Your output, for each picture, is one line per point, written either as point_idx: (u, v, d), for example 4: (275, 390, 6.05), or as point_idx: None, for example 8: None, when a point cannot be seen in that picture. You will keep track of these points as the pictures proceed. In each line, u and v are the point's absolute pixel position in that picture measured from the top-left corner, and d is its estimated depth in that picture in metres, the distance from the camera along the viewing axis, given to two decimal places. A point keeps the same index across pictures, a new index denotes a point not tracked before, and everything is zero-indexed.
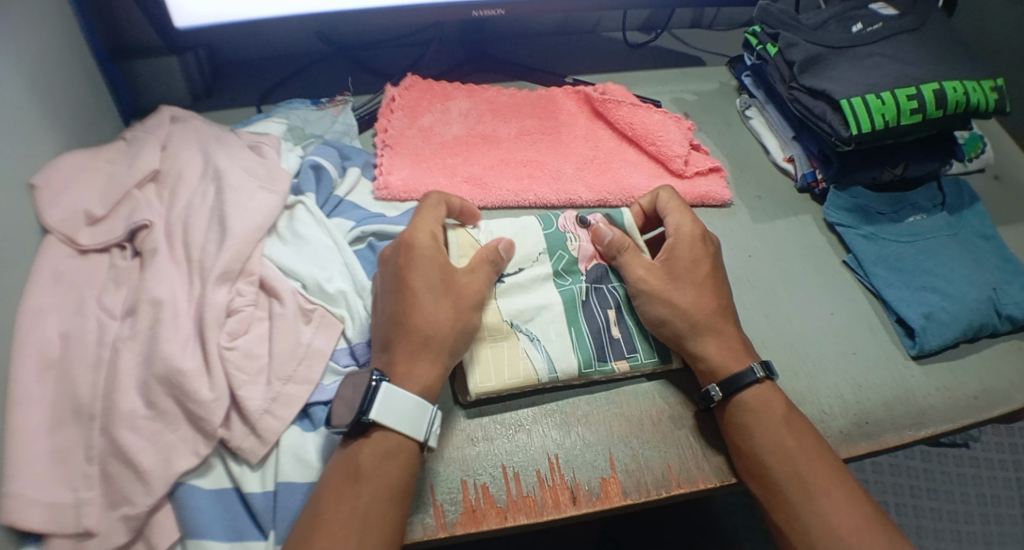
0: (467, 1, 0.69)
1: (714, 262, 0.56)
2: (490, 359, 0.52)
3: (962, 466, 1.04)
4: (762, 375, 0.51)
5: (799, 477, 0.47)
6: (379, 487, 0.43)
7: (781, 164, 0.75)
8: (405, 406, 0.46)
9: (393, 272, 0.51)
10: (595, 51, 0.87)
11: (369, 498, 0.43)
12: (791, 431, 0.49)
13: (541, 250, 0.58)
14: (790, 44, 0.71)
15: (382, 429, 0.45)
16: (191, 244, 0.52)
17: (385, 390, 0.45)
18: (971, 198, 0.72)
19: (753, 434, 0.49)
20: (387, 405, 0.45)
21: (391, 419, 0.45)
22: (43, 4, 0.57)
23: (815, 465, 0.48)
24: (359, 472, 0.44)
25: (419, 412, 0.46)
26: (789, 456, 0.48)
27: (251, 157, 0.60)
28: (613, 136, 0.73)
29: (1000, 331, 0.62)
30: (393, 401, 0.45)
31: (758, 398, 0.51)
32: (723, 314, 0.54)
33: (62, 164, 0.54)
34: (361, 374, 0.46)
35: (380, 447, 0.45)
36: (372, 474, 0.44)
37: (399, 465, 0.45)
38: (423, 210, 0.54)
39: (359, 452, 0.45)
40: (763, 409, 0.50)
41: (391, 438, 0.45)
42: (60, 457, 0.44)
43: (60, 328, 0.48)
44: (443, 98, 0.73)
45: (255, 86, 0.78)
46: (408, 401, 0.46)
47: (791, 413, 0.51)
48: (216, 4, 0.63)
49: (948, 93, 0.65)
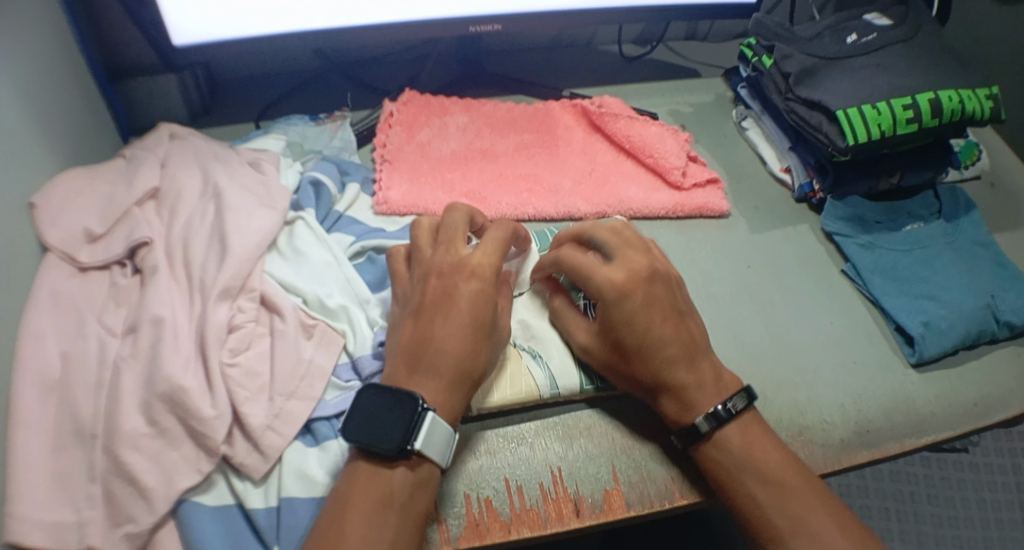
0: (463, 17, 0.70)
1: (653, 307, 0.49)
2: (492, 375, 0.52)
3: (962, 472, 1.04)
4: (707, 427, 0.48)
5: (763, 526, 0.45)
6: (408, 517, 0.43)
7: (778, 175, 0.75)
8: (442, 436, 0.45)
9: (419, 292, 0.50)
10: (590, 64, 0.88)
11: (396, 528, 0.42)
12: (754, 477, 0.47)
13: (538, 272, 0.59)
14: (785, 55, 0.72)
15: (421, 458, 0.44)
16: (191, 262, 0.53)
17: (430, 418, 0.44)
18: (967, 205, 0.72)
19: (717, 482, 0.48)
20: (429, 435, 0.44)
21: (430, 449, 0.44)
22: (43, 23, 0.57)
23: (781, 512, 0.45)
24: (386, 499, 0.43)
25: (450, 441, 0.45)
26: (752, 503, 0.46)
27: (250, 174, 0.60)
28: (611, 148, 0.73)
29: (999, 337, 0.63)
30: (434, 429, 0.44)
31: (715, 447, 0.48)
32: (680, 361, 0.49)
33: (61, 183, 0.55)
34: (403, 397, 0.44)
35: (413, 475, 0.44)
36: (401, 503, 0.43)
37: (427, 492, 0.44)
38: (488, 241, 0.51)
39: (389, 477, 0.43)
40: (721, 456, 0.48)
41: (424, 468, 0.44)
42: (61, 477, 0.44)
43: (61, 346, 0.48)
44: (441, 113, 0.73)
45: (253, 103, 0.79)
46: (445, 430, 0.45)
47: (761, 452, 0.48)
48: (214, 21, 0.63)
49: (944, 102, 0.66)
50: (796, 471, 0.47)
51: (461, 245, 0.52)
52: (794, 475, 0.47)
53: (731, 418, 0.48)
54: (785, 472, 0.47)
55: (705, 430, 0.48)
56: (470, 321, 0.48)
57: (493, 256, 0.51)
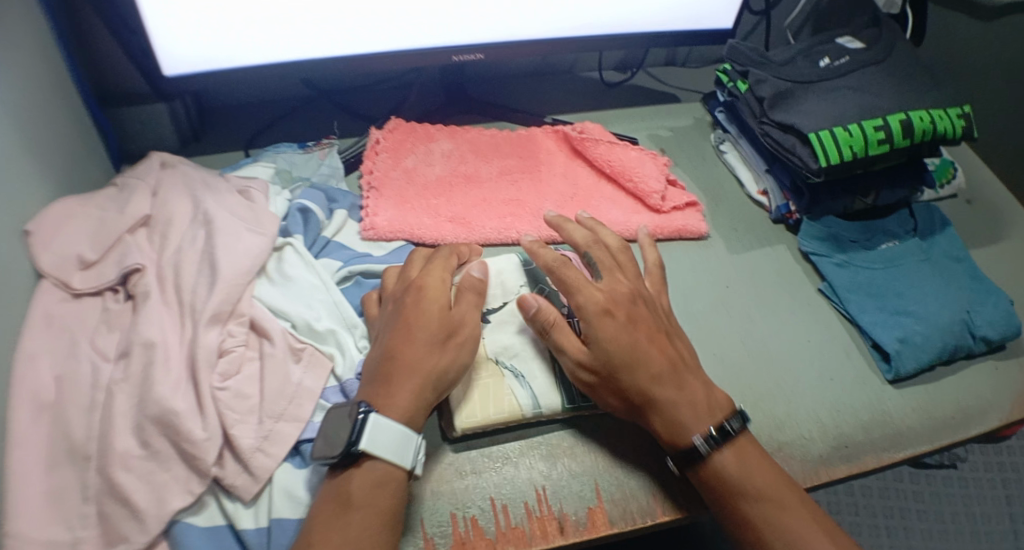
0: (448, 46, 0.72)
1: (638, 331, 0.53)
2: (475, 394, 0.53)
3: (950, 486, 1.05)
4: (706, 447, 0.49)
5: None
6: (370, 515, 0.44)
7: (755, 197, 0.78)
8: (392, 437, 0.46)
9: (387, 317, 0.53)
10: (573, 90, 0.90)
11: (359, 526, 0.43)
12: (751, 499, 0.48)
13: (523, 283, 0.61)
14: (760, 80, 0.75)
15: (371, 459, 0.46)
16: (182, 287, 0.54)
17: (372, 421, 0.46)
18: (942, 223, 0.74)
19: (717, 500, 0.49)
20: (374, 436, 0.46)
21: (380, 450, 0.46)
22: (37, 55, 0.59)
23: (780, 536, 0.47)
24: (349, 500, 0.45)
25: (406, 441, 0.47)
26: (752, 526, 0.47)
27: (240, 201, 0.62)
28: (592, 172, 0.75)
29: (975, 351, 0.64)
30: (380, 431, 0.46)
31: (712, 467, 0.49)
32: (671, 380, 0.51)
33: (54, 211, 0.56)
34: (347, 406, 0.47)
35: (369, 477, 0.46)
36: (363, 503, 0.44)
37: (390, 494, 0.45)
38: (436, 260, 0.56)
39: (348, 482, 0.45)
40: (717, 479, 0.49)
41: (382, 468, 0.46)
42: (54, 499, 0.45)
43: (54, 372, 0.49)
44: (426, 139, 0.75)
45: (243, 130, 0.81)
46: (396, 430, 0.46)
47: (754, 473, 0.49)
48: (203, 52, 0.65)
49: (915, 122, 0.68)
50: (791, 497, 0.48)
51: (415, 270, 0.56)
52: (785, 493, 0.48)
53: (727, 438, 0.50)
54: (777, 490, 0.48)
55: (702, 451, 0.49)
56: (419, 327, 0.51)
57: (444, 274, 0.55)
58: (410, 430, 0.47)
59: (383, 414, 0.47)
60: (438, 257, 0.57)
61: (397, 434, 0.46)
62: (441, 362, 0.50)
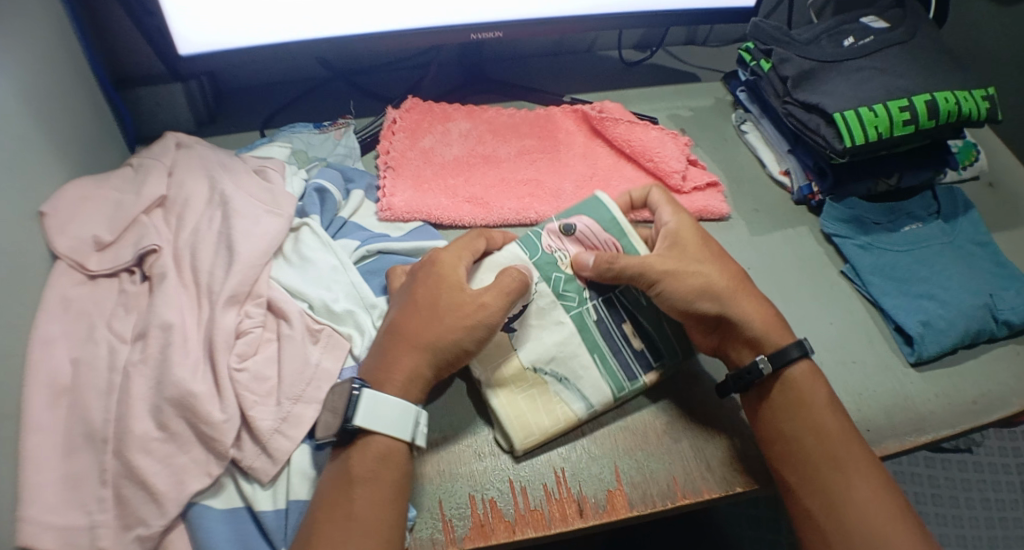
0: (465, 24, 0.71)
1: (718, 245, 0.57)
2: (524, 410, 0.52)
3: (965, 471, 1.04)
4: (798, 354, 0.52)
5: (832, 455, 0.49)
6: (376, 489, 0.44)
7: (778, 178, 0.76)
8: (388, 410, 0.47)
9: (400, 293, 0.53)
10: (591, 70, 0.89)
11: (366, 501, 0.44)
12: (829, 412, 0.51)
13: (537, 279, 0.56)
14: (783, 59, 0.73)
15: (370, 434, 0.46)
16: (198, 268, 0.53)
17: (367, 397, 0.46)
18: (966, 205, 0.72)
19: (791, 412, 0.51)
20: (371, 412, 0.46)
21: (378, 425, 0.46)
22: (50, 33, 0.59)
23: (847, 446, 0.49)
24: (353, 476, 0.45)
25: (406, 414, 0.47)
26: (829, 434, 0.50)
27: (257, 182, 0.61)
28: (611, 153, 0.74)
29: (998, 336, 0.63)
30: (376, 407, 0.46)
31: (798, 379, 0.52)
32: (747, 288, 0.55)
33: (69, 192, 0.56)
34: (342, 385, 0.47)
35: (371, 453, 0.46)
36: (367, 477, 0.45)
37: (393, 468, 0.46)
38: (458, 245, 0.54)
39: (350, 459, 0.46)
40: (798, 389, 0.52)
41: (382, 443, 0.46)
42: (73, 481, 0.45)
43: (71, 353, 0.49)
44: (443, 119, 0.74)
45: (257, 110, 0.80)
46: (395, 405, 0.47)
47: (825, 394, 0.52)
48: (217, 31, 0.64)
49: (940, 103, 0.66)
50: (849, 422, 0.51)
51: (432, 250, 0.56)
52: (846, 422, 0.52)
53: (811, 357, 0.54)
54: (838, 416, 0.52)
55: (795, 356, 0.52)
56: (426, 303, 0.50)
57: (467, 257, 0.54)
58: (409, 404, 0.47)
59: (379, 390, 0.47)
60: (467, 238, 0.55)
61: (391, 407, 0.47)
62: (448, 340, 0.49)
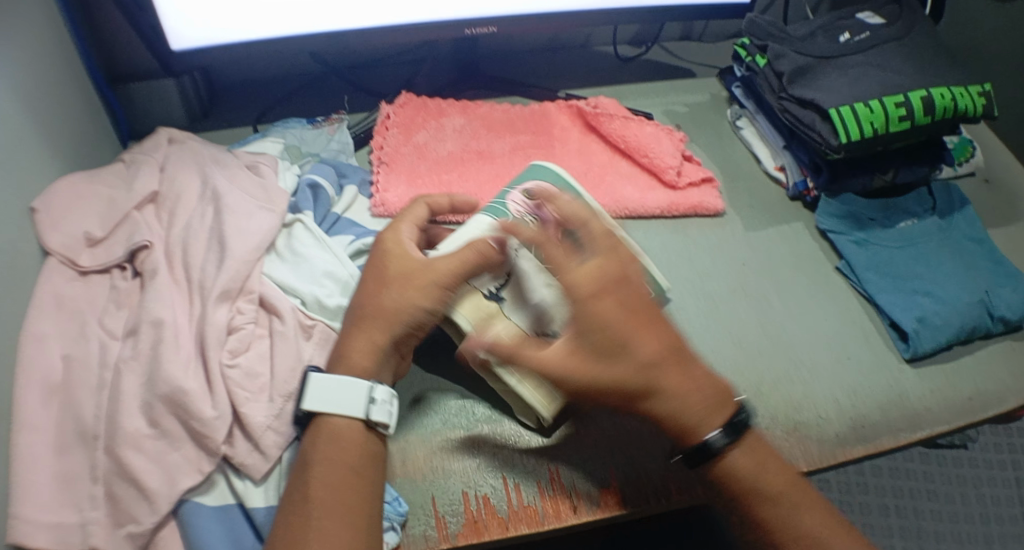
0: (459, 19, 0.70)
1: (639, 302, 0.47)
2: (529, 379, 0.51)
3: (961, 468, 1.04)
4: (721, 444, 0.46)
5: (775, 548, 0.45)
6: (327, 469, 0.44)
7: (773, 174, 0.76)
8: (336, 389, 0.47)
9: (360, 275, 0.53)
10: (586, 66, 0.88)
11: (317, 482, 0.44)
12: (765, 498, 0.46)
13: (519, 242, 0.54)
14: (778, 55, 0.73)
15: (323, 416, 0.47)
16: (190, 264, 0.53)
17: (314, 379, 0.47)
18: (961, 202, 0.72)
19: (739, 502, 0.46)
20: (320, 393, 0.47)
21: (327, 405, 0.46)
22: (42, 29, 0.58)
23: (794, 533, 0.45)
24: (308, 459, 0.45)
25: (356, 392, 0.47)
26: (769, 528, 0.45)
27: (249, 177, 0.61)
28: (606, 149, 0.74)
29: (994, 333, 0.63)
30: (325, 387, 0.47)
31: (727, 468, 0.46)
32: (670, 363, 0.46)
33: (60, 188, 0.55)
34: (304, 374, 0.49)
35: (328, 434, 0.46)
36: (321, 458, 0.45)
37: (348, 446, 0.45)
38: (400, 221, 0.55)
39: (311, 442, 0.46)
40: (732, 475, 0.46)
41: (336, 422, 0.46)
42: (64, 478, 0.45)
43: (62, 350, 0.49)
44: (437, 115, 0.74)
45: (251, 106, 0.79)
46: (341, 383, 0.47)
47: (767, 473, 0.46)
48: (208, 25, 0.63)
49: (936, 99, 0.66)
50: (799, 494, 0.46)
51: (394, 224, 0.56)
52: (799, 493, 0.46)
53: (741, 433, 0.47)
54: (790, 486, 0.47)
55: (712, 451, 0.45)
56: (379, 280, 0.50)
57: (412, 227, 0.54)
58: (349, 379, 0.47)
59: (327, 373, 0.48)
60: (410, 208, 0.56)
61: (331, 390, 0.46)
62: (399, 304, 0.48)
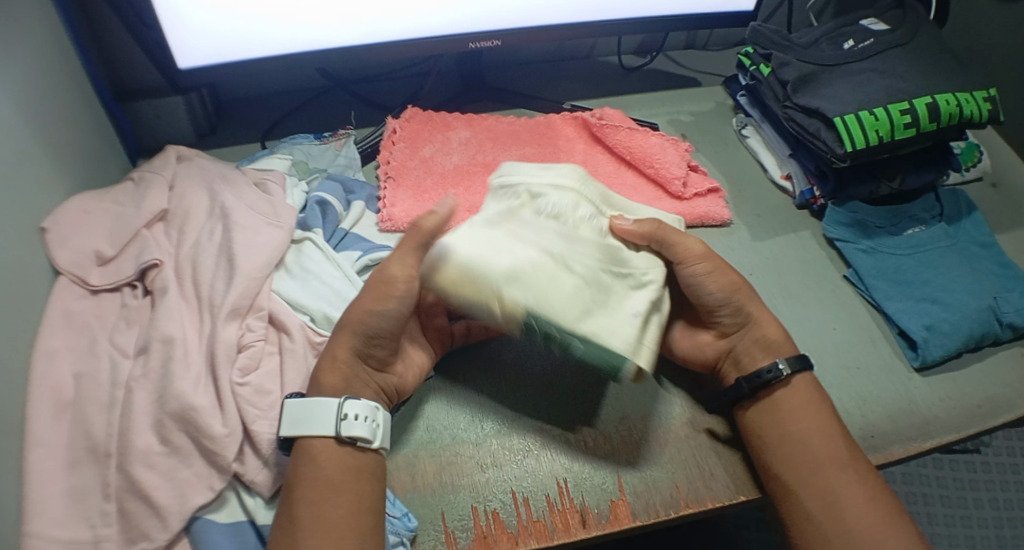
0: (463, 33, 0.70)
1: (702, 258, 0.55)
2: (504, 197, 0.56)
3: (975, 472, 1.03)
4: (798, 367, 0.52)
5: (822, 460, 0.49)
6: (315, 489, 0.45)
7: (779, 182, 0.76)
8: (305, 412, 0.47)
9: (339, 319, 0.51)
10: (591, 76, 0.89)
11: (305, 504, 0.44)
12: (818, 416, 0.51)
13: (598, 278, 0.51)
14: (783, 63, 0.73)
15: (300, 438, 0.47)
16: (199, 282, 0.53)
17: (287, 404, 0.47)
18: (968, 207, 0.72)
19: (790, 418, 0.51)
20: (293, 417, 0.47)
21: (300, 428, 0.46)
22: (51, 49, 0.59)
23: (837, 449, 0.49)
24: (291, 482, 0.45)
25: (322, 411, 0.47)
26: (819, 433, 0.50)
27: (256, 194, 0.61)
28: (612, 159, 0.74)
29: (1003, 339, 0.62)
30: (297, 411, 0.47)
31: (792, 388, 0.52)
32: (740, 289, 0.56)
33: (70, 207, 0.56)
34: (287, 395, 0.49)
35: (306, 458, 0.46)
36: (304, 481, 0.45)
37: (329, 467, 0.46)
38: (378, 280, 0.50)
39: (295, 468, 0.46)
40: (793, 396, 0.52)
41: (312, 444, 0.47)
42: (78, 496, 0.45)
43: (73, 368, 0.49)
44: (443, 128, 0.74)
45: (258, 122, 0.80)
46: (309, 405, 0.47)
47: (820, 405, 0.51)
48: (215, 42, 0.64)
49: (941, 105, 0.66)
50: (840, 430, 0.50)
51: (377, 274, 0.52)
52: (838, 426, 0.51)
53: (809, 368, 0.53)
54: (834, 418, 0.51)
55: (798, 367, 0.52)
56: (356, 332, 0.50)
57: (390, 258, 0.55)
58: (325, 396, 0.47)
59: (303, 395, 0.48)
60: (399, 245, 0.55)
61: (311, 407, 0.47)
62: (361, 311, 0.50)
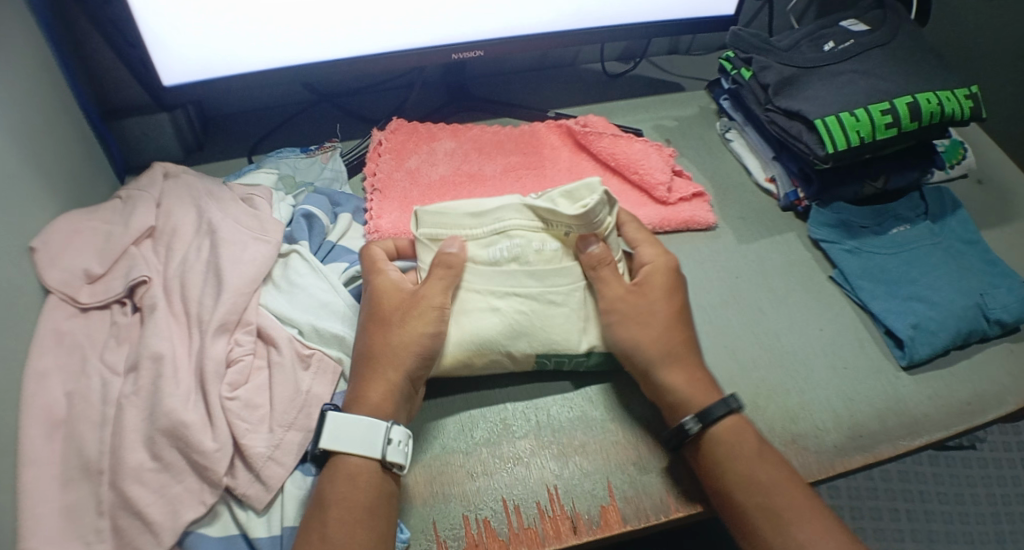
0: (447, 44, 0.71)
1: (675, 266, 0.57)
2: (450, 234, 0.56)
3: (970, 468, 1.04)
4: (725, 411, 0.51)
5: (766, 510, 0.47)
6: (346, 508, 0.45)
7: (763, 185, 0.77)
8: (352, 429, 0.48)
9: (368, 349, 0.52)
10: (575, 84, 0.89)
11: (336, 522, 0.44)
12: (755, 461, 0.49)
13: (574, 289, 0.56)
14: (764, 67, 0.74)
15: (339, 454, 0.48)
16: (188, 299, 0.54)
17: (330, 419, 0.48)
18: (953, 205, 0.72)
19: (726, 470, 0.49)
20: (335, 433, 0.48)
21: (343, 445, 0.47)
22: (37, 70, 0.59)
23: (781, 496, 0.48)
24: (324, 498, 0.46)
25: (370, 432, 0.48)
26: (757, 482, 0.48)
27: (244, 209, 0.62)
28: (597, 166, 0.74)
29: (991, 335, 0.63)
30: (340, 428, 0.48)
31: (719, 436, 0.51)
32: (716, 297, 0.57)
33: (58, 227, 0.56)
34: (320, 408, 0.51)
35: (342, 475, 0.47)
36: (338, 500, 0.45)
37: (362, 487, 0.46)
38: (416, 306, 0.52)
39: (328, 485, 0.47)
40: (724, 444, 0.50)
41: (351, 462, 0.47)
42: (69, 516, 0.45)
43: (63, 388, 0.49)
44: (429, 140, 0.75)
45: (245, 137, 0.81)
46: (358, 423, 0.48)
47: (753, 450, 0.50)
48: (199, 60, 0.65)
49: (922, 104, 0.66)
50: (779, 470, 0.49)
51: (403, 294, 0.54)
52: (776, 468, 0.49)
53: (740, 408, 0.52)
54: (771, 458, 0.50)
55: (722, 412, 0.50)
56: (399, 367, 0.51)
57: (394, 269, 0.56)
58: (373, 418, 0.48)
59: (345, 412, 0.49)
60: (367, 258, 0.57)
61: (356, 425, 0.48)
62: (409, 335, 0.51)
